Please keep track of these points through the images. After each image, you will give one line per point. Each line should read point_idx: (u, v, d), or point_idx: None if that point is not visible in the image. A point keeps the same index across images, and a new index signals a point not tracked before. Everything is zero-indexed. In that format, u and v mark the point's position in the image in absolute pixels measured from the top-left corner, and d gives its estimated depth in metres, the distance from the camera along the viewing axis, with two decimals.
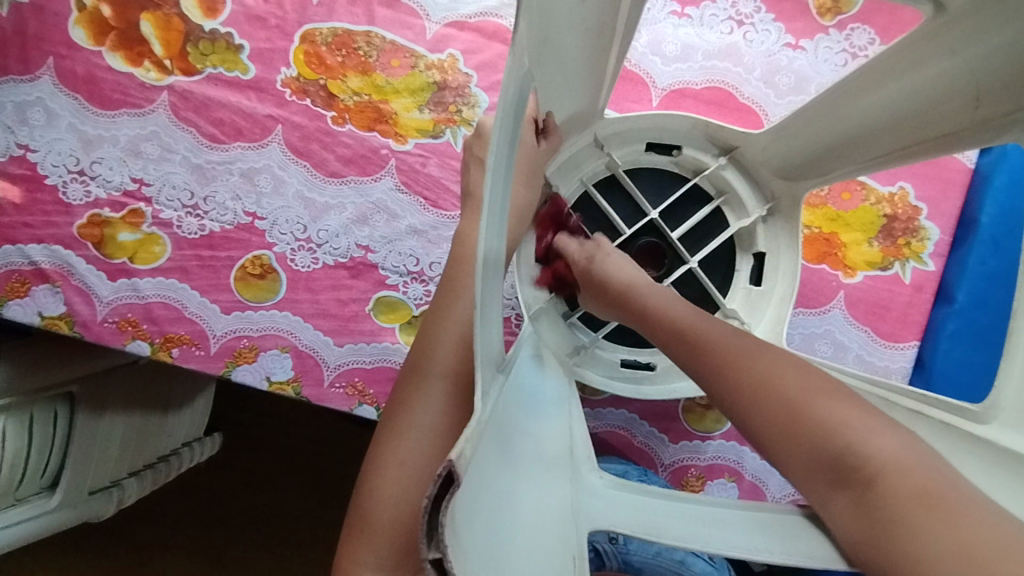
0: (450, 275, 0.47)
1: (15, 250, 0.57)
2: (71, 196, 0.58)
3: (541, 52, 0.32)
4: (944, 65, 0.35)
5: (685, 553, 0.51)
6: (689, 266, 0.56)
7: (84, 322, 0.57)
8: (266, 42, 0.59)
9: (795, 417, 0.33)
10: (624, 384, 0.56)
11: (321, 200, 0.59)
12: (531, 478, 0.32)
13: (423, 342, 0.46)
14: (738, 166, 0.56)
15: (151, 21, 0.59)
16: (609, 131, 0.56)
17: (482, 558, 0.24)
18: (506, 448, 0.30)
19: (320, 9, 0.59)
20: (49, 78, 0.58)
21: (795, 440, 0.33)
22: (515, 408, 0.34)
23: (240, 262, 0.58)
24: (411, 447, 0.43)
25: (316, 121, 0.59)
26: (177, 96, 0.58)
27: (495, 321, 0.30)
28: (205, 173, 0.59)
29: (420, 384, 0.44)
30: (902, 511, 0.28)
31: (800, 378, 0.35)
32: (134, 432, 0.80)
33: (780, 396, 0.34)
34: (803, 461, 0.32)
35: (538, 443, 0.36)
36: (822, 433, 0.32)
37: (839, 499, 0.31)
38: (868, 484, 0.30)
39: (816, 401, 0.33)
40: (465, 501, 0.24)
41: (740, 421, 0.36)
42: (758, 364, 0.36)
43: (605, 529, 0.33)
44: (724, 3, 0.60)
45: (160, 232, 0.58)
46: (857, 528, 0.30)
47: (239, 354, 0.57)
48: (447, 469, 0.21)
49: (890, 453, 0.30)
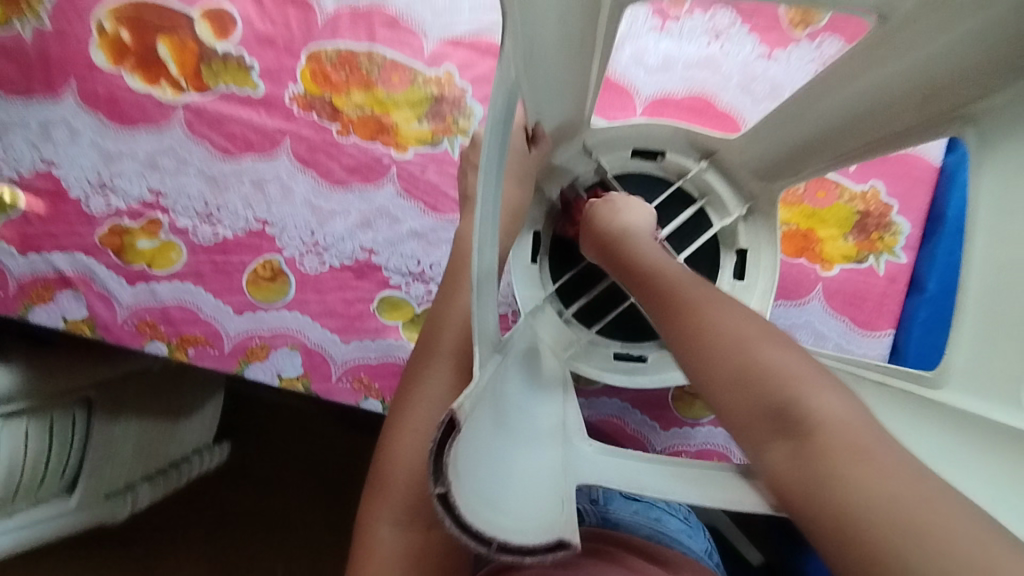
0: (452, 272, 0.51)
1: (41, 258, 0.61)
2: (93, 208, 0.62)
3: (529, 66, 0.36)
4: (888, 70, 0.39)
5: (658, 513, 0.57)
6: (677, 261, 0.60)
7: (105, 324, 0.61)
8: (275, 62, 0.63)
9: (756, 373, 0.36)
10: (617, 375, 0.59)
11: (327, 206, 0.63)
12: (522, 440, 0.35)
13: (432, 325, 0.50)
14: (718, 168, 0.59)
15: (167, 43, 0.62)
16: (595, 139, 0.60)
17: (482, 495, 0.29)
18: (500, 415, 0.33)
19: (324, 30, 0.64)
20: (71, 98, 0.62)
21: (746, 385, 0.36)
22: (512, 379, 0.38)
23: (251, 265, 0.62)
24: (428, 415, 0.46)
25: (322, 133, 0.63)
26: (192, 113, 0.62)
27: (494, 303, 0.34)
28: (218, 184, 0.62)
29: (430, 360, 0.48)
30: (839, 458, 0.31)
31: (770, 349, 0.37)
32: (147, 438, 0.83)
33: (731, 339, 0.38)
34: (750, 409, 0.35)
35: (532, 416, 0.39)
36: (767, 383, 0.35)
37: (778, 448, 0.33)
38: (812, 432, 0.33)
39: (760, 350, 0.37)
40: (467, 449, 0.28)
41: (692, 369, 0.39)
42: (726, 328, 0.39)
43: (588, 482, 0.36)
44: (703, 17, 0.64)
45: (176, 240, 0.62)
46: (797, 467, 0.32)
47: (251, 352, 0.62)
48: (449, 416, 0.26)
49: (828, 409, 0.33)
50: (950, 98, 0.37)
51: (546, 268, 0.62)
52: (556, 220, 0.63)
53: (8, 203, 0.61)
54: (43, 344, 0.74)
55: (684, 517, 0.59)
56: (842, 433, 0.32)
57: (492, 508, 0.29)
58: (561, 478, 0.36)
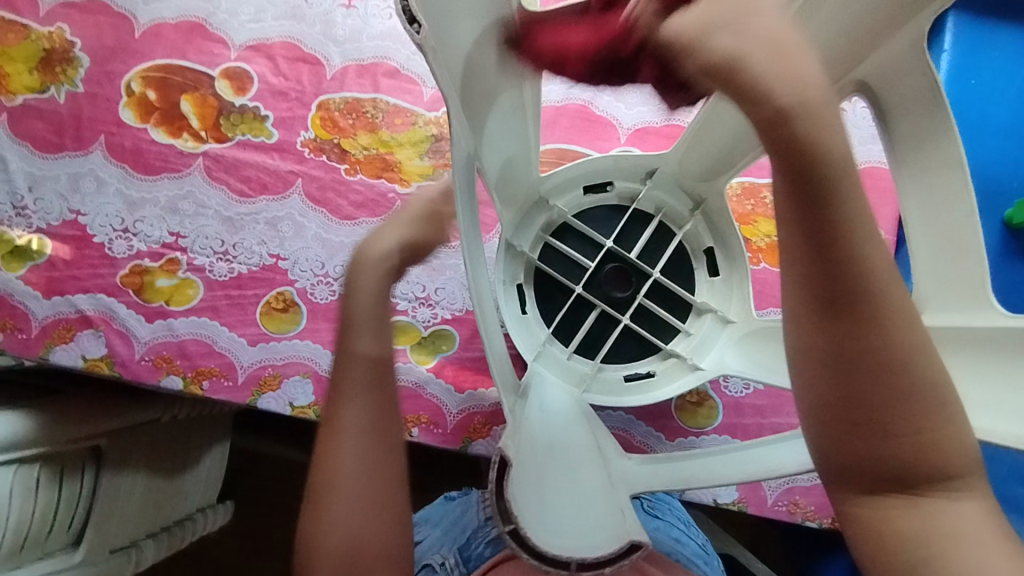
0: (353, 325, 0.48)
1: (63, 300, 0.64)
2: (115, 251, 0.65)
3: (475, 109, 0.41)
4: (788, 52, 0.42)
5: (678, 534, 0.58)
6: (653, 277, 0.60)
7: (123, 361, 0.63)
8: (288, 112, 0.69)
9: (924, 452, 0.31)
10: (634, 397, 0.59)
11: (336, 239, 0.67)
12: (566, 462, 0.39)
13: (343, 345, 0.49)
14: (663, 182, 0.62)
15: (189, 100, 0.69)
16: (549, 186, 0.61)
17: (544, 513, 0.34)
18: (535, 448, 0.38)
19: (333, 82, 0.70)
20: (100, 152, 0.67)
21: (886, 432, 0.31)
22: (536, 412, 0.44)
23: (265, 298, 0.65)
24: (360, 420, 0.48)
25: (331, 173, 0.68)
26: (211, 161, 0.68)
27: (489, 310, 0.41)
28: (234, 223, 0.67)
29: (341, 442, 0.47)
30: (947, 528, 0.32)
31: (946, 422, 0.31)
32: (153, 493, 0.82)
33: (897, 370, 0.30)
34: (881, 465, 0.32)
35: (570, 434, 0.44)
36: (906, 430, 0.31)
37: (894, 500, 0.32)
38: (942, 504, 0.32)
39: (925, 396, 0.31)
40: (521, 483, 0.34)
41: (835, 403, 0.31)
42: (919, 377, 0.31)
43: (638, 491, 0.40)
44: None
45: (193, 277, 0.65)
46: (914, 527, 0.32)
47: (264, 382, 0.63)
48: (500, 457, 0.32)
49: (958, 477, 0.32)
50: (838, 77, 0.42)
51: (536, 314, 0.61)
52: (533, 268, 0.62)
53: (36, 249, 0.65)
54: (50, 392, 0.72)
55: (699, 543, 0.60)
56: (969, 518, 0.32)
57: (555, 532, 0.34)
58: (613, 488, 0.39)
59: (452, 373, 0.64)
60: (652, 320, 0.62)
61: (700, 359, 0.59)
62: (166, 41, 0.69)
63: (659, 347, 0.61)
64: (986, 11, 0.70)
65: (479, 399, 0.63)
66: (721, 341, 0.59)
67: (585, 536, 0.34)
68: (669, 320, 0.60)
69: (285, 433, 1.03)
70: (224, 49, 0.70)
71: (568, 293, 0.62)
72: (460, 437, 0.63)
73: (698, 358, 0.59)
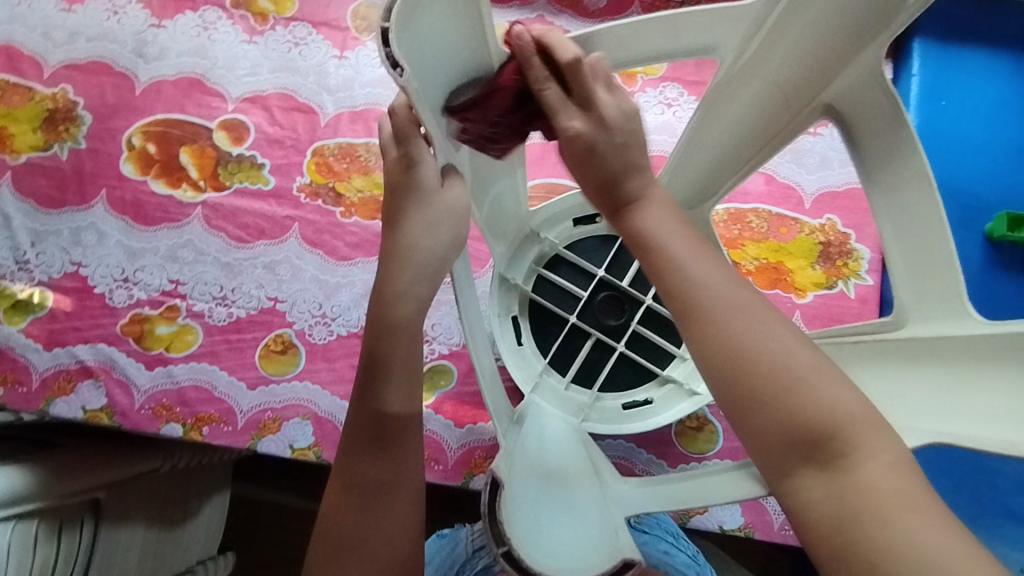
0: (386, 376, 0.41)
1: (64, 351, 0.64)
2: (116, 300, 0.66)
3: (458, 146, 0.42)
4: (754, 84, 0.44)
5: (668, 547, 0.57)
6: (646, 304, 0.60)
7: (123, 411, 0.63)
8: (284, 159, 0.71)
9: (807, 416, 0.29)
10: (633, 424, 0.60)
11: (333, 279, 0.68)
12: (563, 490, 0.40)
13: (369, 402, 0.41)
14: None
15: (188, 152, 0.71)
16: (539, 220, 0.62)
17: (534, 535, 0.34)
18: (531, 478, 0.40)
19: (327, 129, 0.72)
20: (101, 206, 0.69)
21: (766, 407, 0.30)
22: (532, 443, 0.45)
23: (263, 341, 0.66)
24: (377, 479, 0.42)
25: (327, 217, 0.70)
26: (209, 209, 0.69)
27: (483, 346, 0.42)
28: (232, 268, 0.68)
29: (352, 501, 0.42)
30: (878, 503, 0.27)
31: (817, 386, 0.30)
32: (151, 551, 0.78)
33: (758, 347, 0.31)
34: (773, 437, 0.30)
35: (566, 460, 0.45)
36: (790, 402, 0.30)
37: (808, 477, 0.29)
38: (850, 471, 0.29)
39: (798, 370, 0.30)
40: (512, 506, 0.35)
41: (723, 389, 0.31)
42: (766, 351, 0.30)
43: (635, 513, 0.41)
44: (654, 92, 0.74)
45: (192, 323, 0.66)
46: (830, 505, 0.29)
47: (264, 426, 0.63)
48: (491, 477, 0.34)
49: (874, 455, 0.29)
50: (809, 100, 0.43)
51: (532, 346, 0.62)
52: (527, 300, 0.63)
53: (37, 302, 0.66)
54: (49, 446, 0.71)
55: (691, 554, 0.59)
56: (877, 480, 0.28)
57: (549, 556, 0.33)
58: (609, 511, 0.41)
59: (451, 408, 0.64)
60: (648, 345, 0.62)
61: (697, 384, 0.59)
62: (165, 96, 0.72)
63: (656, 372, 0.61)
64: (948, 35, 0.73)
65: (479, 433, 0.63)
66: None
67: (580, 554, 0.34)
68: (666, 346, 0.61)
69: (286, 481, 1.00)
70: (222, 102, 0.72)
71: (562, 324, 0.63)
72: (461, 472, 0.63)
73: (694, 382, 0.60)
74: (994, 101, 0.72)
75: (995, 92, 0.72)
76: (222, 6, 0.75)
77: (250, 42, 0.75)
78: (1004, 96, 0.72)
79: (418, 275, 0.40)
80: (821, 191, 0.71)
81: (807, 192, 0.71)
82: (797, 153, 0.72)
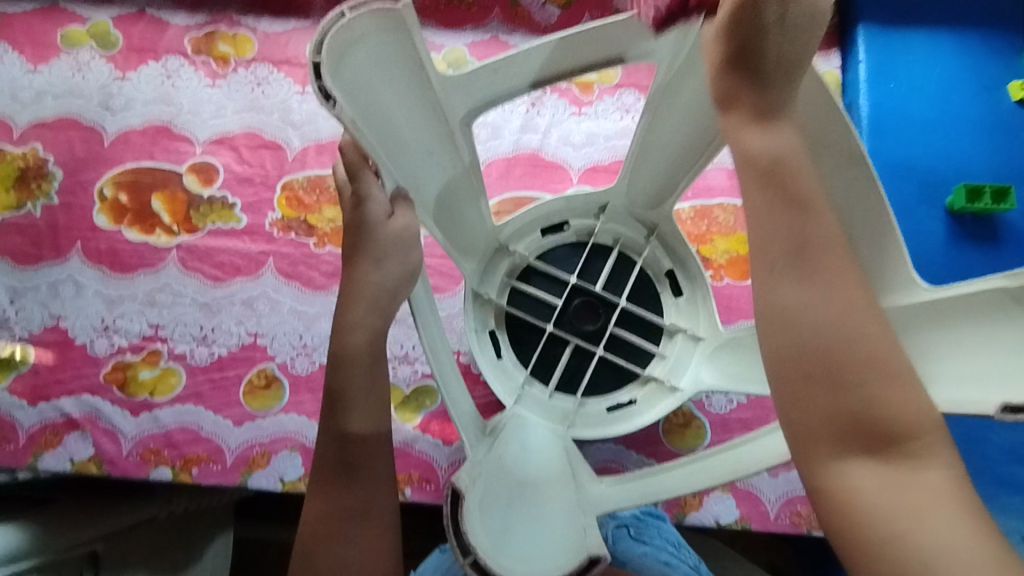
0: (356, 400, 0.41)
1: (49, 405, 0.65)
2: (97, 349, 0.67)
3: (410, 169, 0.43)
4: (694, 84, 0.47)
5: (669, 557, 0.57)
6: (620, 307, 0.61)
7: (111, 459, 0.63)
8: (254, 197, 0.72)
9: (880, 411, 0.30)
10: (616, 427, 0.60)
11: (311, 310, 0.69)
12: (536, 497, 0.41)
13: (348, 424, 0.41)
14: (616, 215, 0.63)
15: (160, 198, 0.72)
16: (507, 233, 0.63)
17: (502, 539, 0.35)
18: (505, 487, 0.40)
19: (295, 163, 0.74)
20: (77, 258, 0.70)
21: (846, 392, 0.30)
22: (511, 452, 0.45)
23: (246, 376, 0.66)
24: (354, 507, 0.41)
25: (301, 249, 0.71)
26: (184, 251, 0.70)
27: (448, 362, 0.43)
28: (211, 308, 0.69)
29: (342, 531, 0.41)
30: (935, 502, 0.28)
31: (899, 381, 0.30)
32: None
33: (854, 337, 0.30)
34: (837, 425, 0.30)
35: (543, 466, 0.45)
36: (873, 398, 0.30)
37: (863, 467, 0.30)
38: (907, 470, 0.29)
39: (890, 370, 0.30)
40: (478, 513, 0.35)
41: (806, 365, 0.30)
42: (844, 332, 0.30)
43: (608, 511, 0.41)
44: (611, 99, 0.76)
45: (175, 365, 0.66)
46: (881, 493, 0.29)
47: (253, 462, 0.63)
48: (451, 488, 0.34)
49: (940, 458, 0.30)
50: None
51: (512, 358, 0.62)
52: (503, 313, 0.63)
53: (18, 359, 0.66)
54: (43, 502, 0.70)
55: (693, 564, 0.58)
56: (933, 481, 0.29)
57: (517, 560, 0.34)
58: (581, 510, 0.41)
59: (438, 427, 0.64)
60: (627, 347, 0.63)
61: (677, 381, 0.60)
62: (134, 145, 0.74)
63: (637, 373, 0.61)
64: (890, 20, 0.75)
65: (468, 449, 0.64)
66: (695, 358, 0.60)
67: (550, 558, 0.35)
68: (644, 346, 0.61)
69: (286, 518, 0.99)
70: (190, 147, 0.74)
71: (539, 333, 0.63)
72: None
73: (675, 379, 0.60)
74: (942, 80, 0.73)
75: (942, 71, 0.74)
76: (184, 54, 0.77)
77: (213, 85, 0.76)
78: (952, 74, 0.74)
79: (385, 305, 0.41)
80: None
81: None
82: None
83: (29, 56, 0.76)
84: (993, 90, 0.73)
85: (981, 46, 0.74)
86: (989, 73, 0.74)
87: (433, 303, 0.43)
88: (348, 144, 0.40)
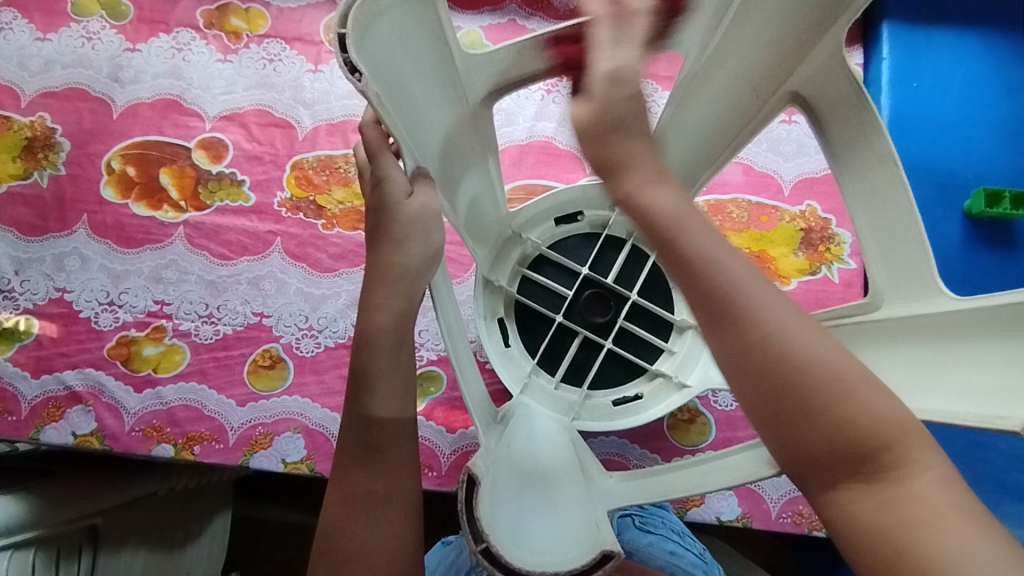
0: (367, 385, 0.41)
1: (52, 377, 0.64)
2: (101, 323, 0.66)
3: (431, 151, 0.43)
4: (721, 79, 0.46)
5: (675, 546, 0.57)
6: (631, 299, 0.60)
7: (113, 434, 0.63)
8: (263, 175, 0.71)
9: (846, 427, 0.29)
10: (624, 420, 0.59)
11: (318, 292, 0.68)
12: (547, 491, 0.41)
13: (357, 407, 0.42)
14: None
15: (168, 173, 0.71)
16: (520, 221, 0.62)
17: (510, 529, 0.35)
18: (512, 479, 0.40)
19: (305, 143, 0.73)
20: (83, 231, 0.69)
21: (816, 418, 0.29)
22: (521, 443, 0.45)
23: (251, 356, 0.66)
24: (365, 491, 0.41)
25: (309, 229, 0.70)
26: (191, 228, 0.70)
27: (461, 349, 0.42)
28: (217, 286, 0.68)
29: (347, 511, 0.41)
30: (936, 516, 0.28)
31: (859, 395, 0.29)
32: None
33: (818, 362, 0.30)
34: (825, 450, 0.30)
35: (553, 459, 0.45)
36: (847, 416, 0.29)
37: (857, 491, 0.29)
38: (900, 482, 0.29)
39: (859, 388, 0.30)
40: (489, 501, 0.35)
41: (776, 410, 0.30)
42: (799, 360, 0.30)
43: (619, 507, 0.42)
44: None
45: (179, 342, 0.66)
46: (882, 518, 0.29)
47: (255, 442, 0.63)
48: (467, 474, 0.34)
49: (932, 472, 0.29)
50: (775, 90, 0.47)
51: (520, 346, 0.62)
52: (512, 301, 0.63)
53: (23, 330, 0.66)
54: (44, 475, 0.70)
55: (698, 553, 0.58)
56: (927, 491, 0.28)
57: (526, 548, 0.34)
58: (591, 506, 0.41)
59: (443, 414, 0.64)
60: (637, 341, 0.62)
61: (686, 376, 0.59)
62: (143, 119, 0.73)
63: (646, 367, 0.61)
64: (915, 16, 0.73)
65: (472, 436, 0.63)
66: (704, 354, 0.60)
67: (560, 552, 0.35)
68: (653, 339, 0.60)
69: (285, 498, 0.99)
70: (199, 122, 0.73)
71: (549, 323, 0.62)
72: (455, 477, 0.63)
73: (682, 375, 0.59)
74: (965, 79, 0.72)
75: (967, 70, 0.72)
76: (196, 27, 0.76)
77: (224, 61, 0.75)
78: (975, 74, 0.72)
79: (397, 288, 0.41)
80: (800, 177, 0.71)
81: (786, 180, 0.71)
82: (773, 141, 0.72)
83: (38, 23, 0.75)
84: (1017, 92, 0.72)
85: (1006, 47, 0.73)
86: (1013, 74, 0.72)
87: (449, 287, 0.43)
88: (371, 124, 0.41)
